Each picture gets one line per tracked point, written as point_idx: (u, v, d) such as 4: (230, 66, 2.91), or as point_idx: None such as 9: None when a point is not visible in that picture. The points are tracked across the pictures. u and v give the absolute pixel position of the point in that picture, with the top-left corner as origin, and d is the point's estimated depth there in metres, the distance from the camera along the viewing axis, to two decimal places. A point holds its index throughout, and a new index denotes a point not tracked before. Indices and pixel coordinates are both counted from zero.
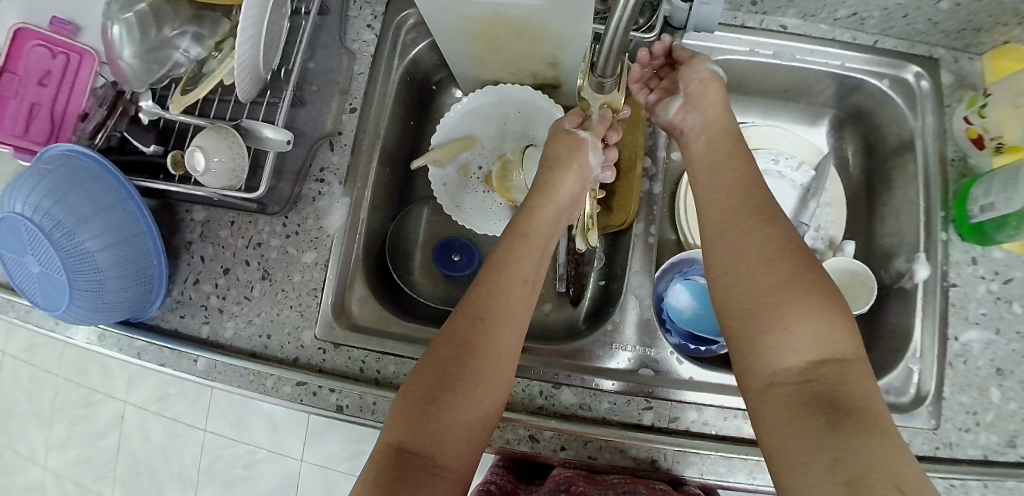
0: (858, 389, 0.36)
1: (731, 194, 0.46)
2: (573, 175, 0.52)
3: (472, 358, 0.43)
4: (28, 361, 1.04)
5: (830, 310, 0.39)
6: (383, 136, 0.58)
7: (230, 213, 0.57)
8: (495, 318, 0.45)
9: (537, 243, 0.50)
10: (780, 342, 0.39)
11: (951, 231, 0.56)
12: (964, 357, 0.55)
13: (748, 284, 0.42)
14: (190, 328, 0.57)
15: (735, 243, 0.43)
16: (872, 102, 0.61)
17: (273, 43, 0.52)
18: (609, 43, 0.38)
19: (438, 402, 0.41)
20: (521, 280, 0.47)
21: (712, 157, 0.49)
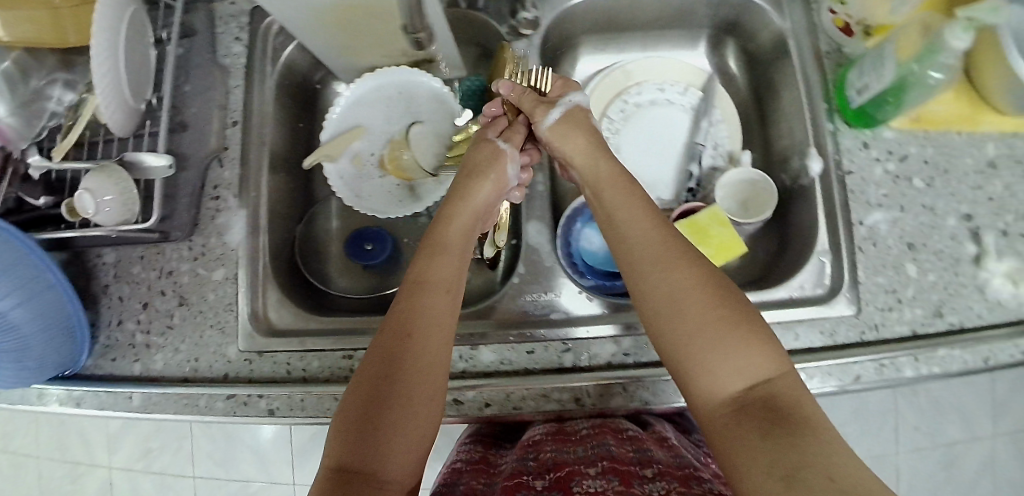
0: (794, 401, 0.36)
1: (647, 220, 0.45)
2: (491, 185, 0.52)
3: (404, 376, 0.40)
4: (4, 449, 1.05)
5: (748, 331, 0.39)
6: (270, 137, 0.59)
7: (138, 248, 0.58)
8: (422, 333, 0.42)
9: (454, 248, 0.48)
10: (716, 368, 0.38)
11: (838, 121, 0.56)
12: (874, 239, 0.55)
13: (673, 310, 0.40)
14: (122, 369, 0.57)
15: (647, 273, 0.42)
16: (737, 10, 0.61)
17: (138, 74, 0.53)
18: None
19: (376, 419, 0.39)
20: (445, 289, 0.45)
21: (616, 186, 0.48)
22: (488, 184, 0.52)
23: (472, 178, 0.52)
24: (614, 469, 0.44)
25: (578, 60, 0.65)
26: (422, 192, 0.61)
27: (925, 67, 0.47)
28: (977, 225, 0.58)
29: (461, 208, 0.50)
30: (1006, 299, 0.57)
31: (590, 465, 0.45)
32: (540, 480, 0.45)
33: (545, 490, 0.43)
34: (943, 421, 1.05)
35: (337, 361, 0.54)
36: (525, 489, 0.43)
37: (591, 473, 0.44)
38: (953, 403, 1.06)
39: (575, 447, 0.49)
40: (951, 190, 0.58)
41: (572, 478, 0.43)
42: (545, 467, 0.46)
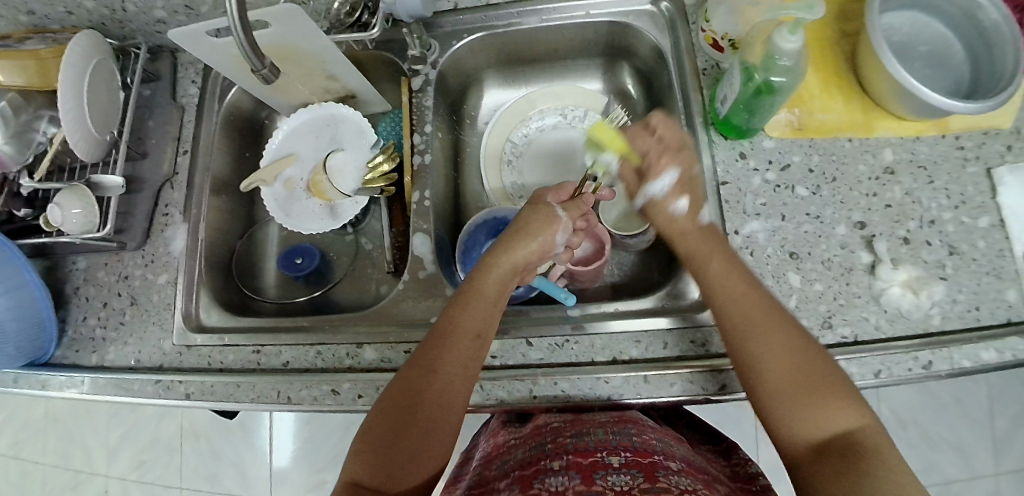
0: (879, 449, 0.39)
1: (739, 270, 0.49)
2: (537, 246, 0.52)
3: (424, 408, 0.44)
4: (17, 457, 1.18)
5: (828, 392, 0.41)
6: (213, 168, 0.68)
7: (104, 257, 0.68)
8: (448, 367, 0.46)
9: (488, 297, 0.50)
10: (804, 417, 0.41)
11: (714, 134, 0.58)
12: (750, 248, 0.56)
13: (768, 370, 0.43)
14: (82, 359, 0.66)
15: (738, 337, 0.46)
16: (626, 38, 0.64)
17: (105, 111, 0.64)
18: (239, 40, 0.44)
19: (387, 453, 0.43)
20: (473, 334, 0.48)
21: (707, 235, 0.52)
22: (532, 246, 0.52)
23: (521, 237, 0.52)
24: (637, 462, 0.44)
25: (483, 93, 0.71)
26: (342, 211, 0.67)
27: (765, 72, 0.49)
28: (871, 232, 0.57)
29: (504, 259, 0.51)
30: (905, 309, 0.56)
31: (613, 455, 0.45)
32: (557, 462, 0.45)
33: (562, 470, 0.44)
34: (937, 457, 1.06)
35: (248, 355, 0.60)
36: (544, 472, 0.44)
37: (614, 463, 0.44)
38: (948, 439, 1.06)
39: (594, 435, 0.49)
40: (841, 198, 0.58)
41: (592, 466, 0.43)
42: (564, 450, 0.46)
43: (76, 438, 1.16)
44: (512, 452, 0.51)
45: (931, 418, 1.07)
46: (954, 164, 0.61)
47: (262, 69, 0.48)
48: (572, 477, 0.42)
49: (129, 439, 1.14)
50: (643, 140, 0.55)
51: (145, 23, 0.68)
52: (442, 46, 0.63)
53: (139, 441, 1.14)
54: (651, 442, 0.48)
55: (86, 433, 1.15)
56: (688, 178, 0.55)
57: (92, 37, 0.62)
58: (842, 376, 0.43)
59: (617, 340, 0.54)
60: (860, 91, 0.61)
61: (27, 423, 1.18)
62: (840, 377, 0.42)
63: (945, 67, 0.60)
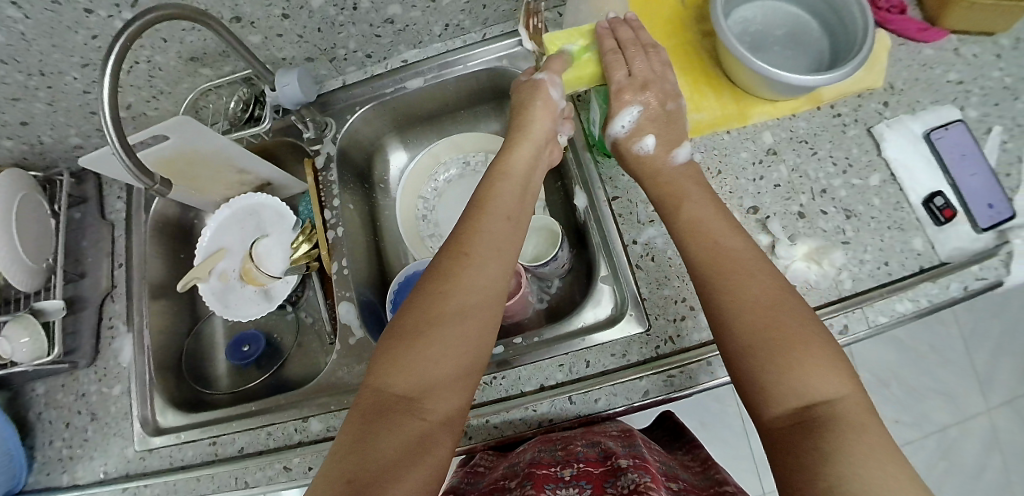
0: (855, 418, 0.36)
1: (712, 218, 0.49)
2: (543, 112, 0.56)
3: (456, 289, 0.44)
4: None
5: (814, 345, 0.39)
6: (149, 274, 0.71)
7: (60, 378, 0.71)
8: (478, 249, 0.47)
9: (515, 182, 0.53)
10: (787, 375, 0.38)
11: (597, 153, 0.62)
12: (651, 255, 0.58)
13: (747, 308, 0.42)
14: (54, 481, 0.68)
15: (726, 280, 0.44)
16: (508, 79, 0.68)
17: (38, 242, 0.68)
18: (130, 162, 0.48)
19: (414, 333, 0.42)
20: (505, 218, 0.50)
21: (675, 183, 0.52)
22: (540, 112, 0.56)
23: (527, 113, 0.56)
24: (644, 466, 0.44)
25: (389, 157, 0.74)
26: (274, 292, 0.70)
27: None
28: (764, 215, 0.60)
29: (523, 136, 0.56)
30: (813, 280, 0.58)
31: (622, 459, 0.45)
32: (568, 471, 0.46)
33: (573, 480, 0.45)
34: (929, 410, 0.99)
35: (205, 447, 0.62)
36: (554, 482, 0.44)
37: (622, 467, 0.44)
38: (933, 388, 1.00)
39: (605, 443, 0.49)
40: (730, 189, 0.61)
41: (603, 476, 0.44)
42: (574, 459, 0.47)
43: None
44: (520, 455, 0.52)
45: (912, 371, 1.00)
46: (833, 131, 0.64)
47: (154, 184, 0.52)
48: (582, 489, 0.44)
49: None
50: (618, 70, 0.54)
51: (64, 152, 0.73)
52: (338, 121, 0.68)
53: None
54: (657, 463, 0.49)
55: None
56: (656, 113, 0.55)
57: (12, 176, 0.65)
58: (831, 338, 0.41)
59: (541, 368, 0.56)
60: (732, 85, 0.64)
61: None
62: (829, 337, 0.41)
63: (801, 46, 0.64)
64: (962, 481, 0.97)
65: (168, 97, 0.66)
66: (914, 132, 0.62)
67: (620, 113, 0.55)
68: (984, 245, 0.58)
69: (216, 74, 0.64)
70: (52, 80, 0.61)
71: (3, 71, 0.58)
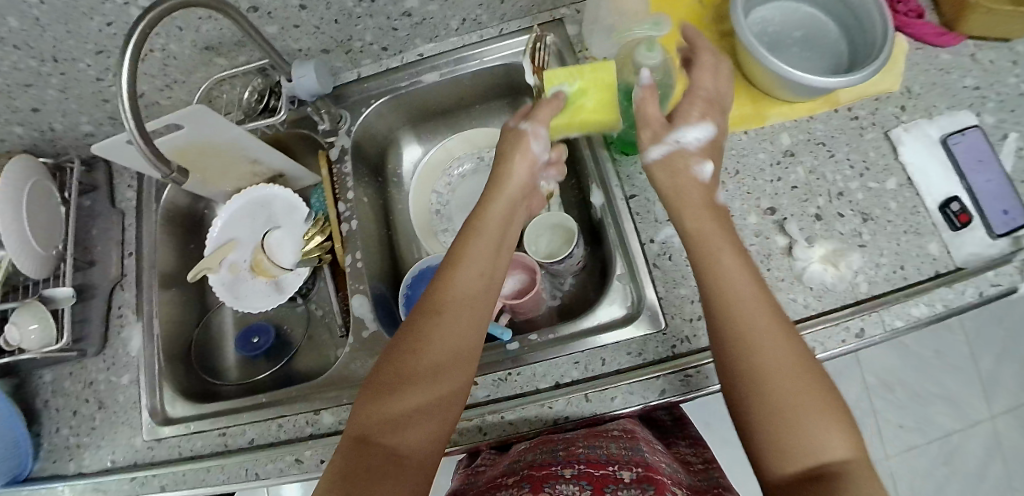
0: (863, 482, 0.36)
1: (736, 260, 0.45)
2: (522, 163, 0.55)
3: (430, 347, 0.45)
4: None
5: (828, 405, 0.39)
6: (159, 264, 0.71)
7: (68, 367, 0.70)
8: (450, 305, 0.47)
9: (490, 234, 0.52)
10: (797, 437, 0.38)
11: (614, 151, 0.61)
12: (668, 254, 0.57)
13: (772, 363, 0.40)
14: (60, 469, 0.68)
15: (748, 333, 0.42)
16: (524, 75, 0.68)
17: (48, 229, 0.67)
18: (147, 153, 0.48)
19: (393, 391, 0.43)
20: (477, 273, 0.50)
21: (698, 219, 0.49)
22: (520, 165, 0.55)
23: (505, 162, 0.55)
24: (647, 477, 0.42)
25: (403, 151, 0.74)
26: (285, 284, 0.69)
27: None
28: (781, 216, 0.59)
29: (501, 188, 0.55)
30: (829, 283, 0.58)
31: (624, 469, 0.44)
32: (568, 470, 0.46)
33: (573, 479, 0.45)
34: (934, 415, 0.99)
35: (215, 438, 0.62)
36: (553, 479, 0.44)
37: (624, 479, 0.43)
38: (938, 393, 1.00)
39: (606, 449, 0.48)
40: (747, 189, 0.60)
41: (604, 478, 0.44)
42: (576, 459, 0.47)
43: None
44: (521, 455, 0.51)
45: (917, 375, 1.01)
46: (850, 134, 0.63)
47: (170, 173, 0.51)
48: (582, 488, 0.43)
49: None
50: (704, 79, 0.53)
51: (75, 139, 0.72)
52: (353, 114, 0.67)
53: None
54: (661, 464, 0.48)
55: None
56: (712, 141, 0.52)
57: (22, 165, 0.65)
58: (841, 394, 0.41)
59: (557, 365, 0.56)
60: (749, 85, 0.64)
61: None
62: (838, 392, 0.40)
63: (821, 48, 0.63)
64: (964, 487, 0.97)
65: (183, 86, 0.66)
66: (931, 136, 0.62)
67: (692, 123, 0.51)
68: (999, 252, 0.58)
69: (230, 63, 0.64)
70: (66, 66, 0.60)
71: (16, 56, 0.58)
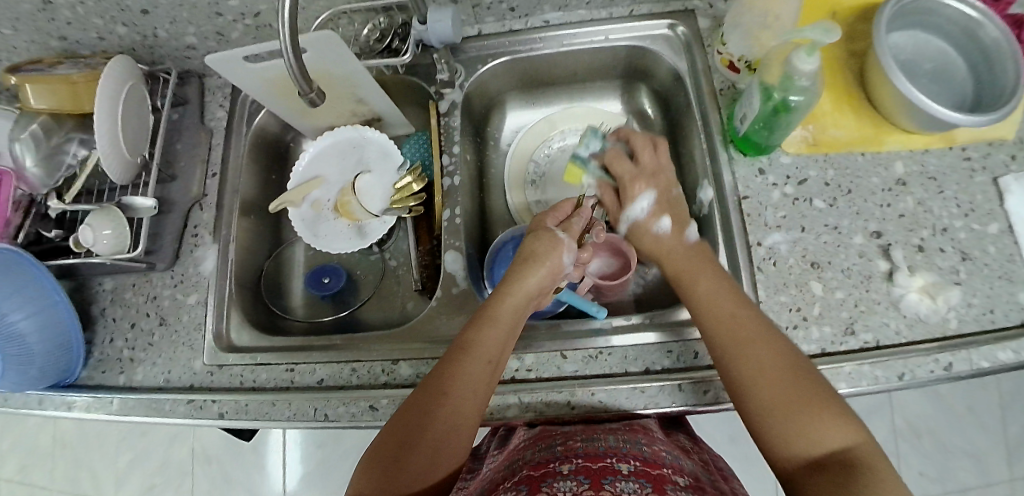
0: (875, 465, 0.39)
1: (722, 289, 0.50)
2: (546, 271, 0.54)
3: (434, 429, 0.45)
4: (23, 482, 1.18)
5: (825, 405, 0.42)
6: (242, 190, 0.69)
7: (131, 278, 0.68)
8: (456, 394, 0.46)
9: (503, 324, 0.50)
10: (802, 435, 0.41)
11: (732, 150, 0.61)
12: (773, 259, 0.58)
13: (760, 379, 0.44)
14: (109, 380, 0.66)
15: (734, 356, 0.46)
16: (646, 60, 0.67)
17: (137, 135, 0.65)
18: (294, 63, 0.44)
19: (394, 462, 0.44)
20: (484, 361, 0.48)
21: (687, 260, 0.54)
22: (543, 272, 0.53)
23: (529, 263, 0.54)
24: (645, 472, 0.43)
25: (506, 116, 0.74)
26: (368, 229, 0.68)
27: (784, 92, 0.52)
28: (886, 241, 0.59)
29: (517, 286, 0.52)
30: (923, 314, 0.57)
31: (623, 462, 0.44)
32: (567, 466, 0.44)
33: (571, 474, 0.42)
34: (955, 467, 1.01)
35: (281, 373, 0.60)
36: (552, 476, 0.42)
37: (622, 471, 0.42)
38: (962, 447, 1.01)
39: (605, 441, 0.48)
40: (857, 209, 0.60)
41: (602, 471, 0.42)
42: (574, 454, 0.45)
43: (85, 463, 1.15)
44: (520, 454, 0.50)
45: (944, 426, 1.02)
46: (961, 174, 0.63)
47: (309, 93, 0.47)
48: (580, 482, 0.41)
49: (140, 462, 1.13)
50: (624, 166, 0.60)
51: (175, 49, 0.69)
52: (467, 70, 0.66)
53: (151, 463, 1.13)
54: (661, 454, 0.48)
55: (94, 457, 1.15)
56: (666, 197, 0.58)
57: (123, 64, 0.63)
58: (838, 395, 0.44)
59: (649, 351, 0.55)
60: (870, 107, 0.63)
61: (35, 448, 1.18)
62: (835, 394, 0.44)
63: (949, 83, 0.63)
64: None
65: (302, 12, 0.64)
66: None
67: (636, 197, 0.59)
68: None
69: None
70: None
71: None
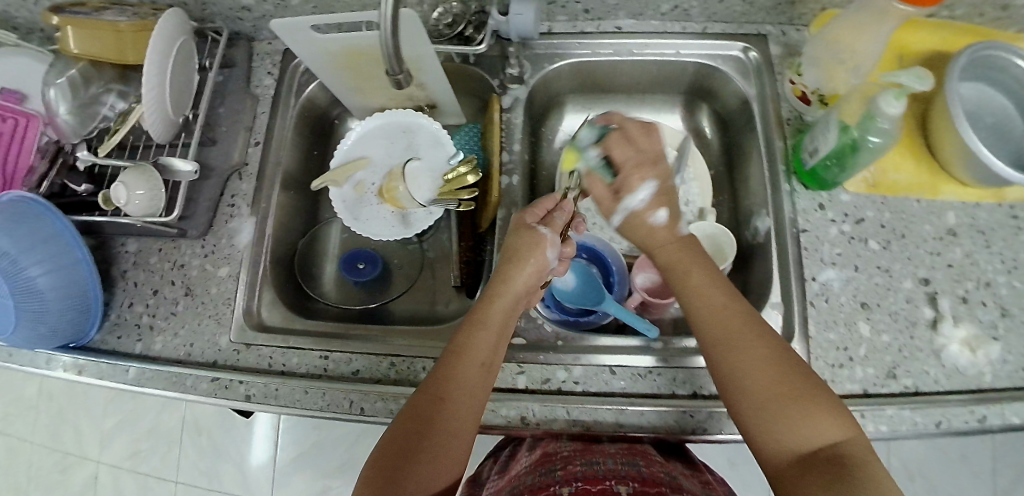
0: (862, 463, 0.38)
1: (712, 282, 0.50)
2: (532, 268, 0.51)
3: (434, 436, 0.43)
4: (4, 432, 1.14)
5: (812, 401, 0.41)
6: (285, 163, 0.67)
7: (157, 242, 0.65)
8: (454, 396, 0.44)
9: (493, 326, 0.49)
10: (783, 430, 0.41)
11: (795, 182, 0.61)
12: (826, 296, 0.58)
13: (745, 373, 0.44)
14: (126, 346, 0.63)
15: (720, 350, 0.46)
16: (713, 80, 0.67)
17: (180, 93, 0.62)
18: (384, 40, 0.42)
19: (394, 475, 0.41)
20: (479, 362, 0.46)
21: (677, 252, 0.52)
22: (529, 269, 0.51)
23: (513, 263, 0.51)
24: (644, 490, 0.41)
25: (562, 118, 0.73)
26: (413, 218, 0.67)
27: (863, 131, 0.52)
28: (933, 289, 0.60)
29: (505, 287, 0.51)
30: (963, 366, 0.57)
31: (622, 483, 0.41)
32: (566, 488, 0.42)
33: None
34: None
35: (314, 360, 0.58)
36: None
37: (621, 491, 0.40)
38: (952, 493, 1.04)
39: (604, 464, 0.46)
40: (908, 255, 0.60)
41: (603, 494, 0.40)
42: (574, 477, 0.43)
43: (71, 420, 1.12)
44: (521, 477, 0.47)
45: (937, 469, 1.04)
46: (1008, 231, 0.62)
47: (397, 74, 0.46)
48: None
49: (125, 427, 1.10)
50: (620, 149, 0.54)
51: (228, 9, 0.65)
52: (533, 67, 0.65)
53: (136, 429, 1.09)
54: (660, 475, 0.45)
55: (80, 416, 1.11)
56: (665, 189, 0.55)
57: (177, 18, 0.59)
58: (829, 392, 0.43)
59: (698, 376, 0.54)
60: (927, 154, 0.64)
61: (21, 399, 1.14)
62: (826, 390, 0.43)
63: (1009, 139, 0.63)
64: None
65: None
66: None
67: (636, 186, 0.54)
68: None
69: None
70: None
71: None
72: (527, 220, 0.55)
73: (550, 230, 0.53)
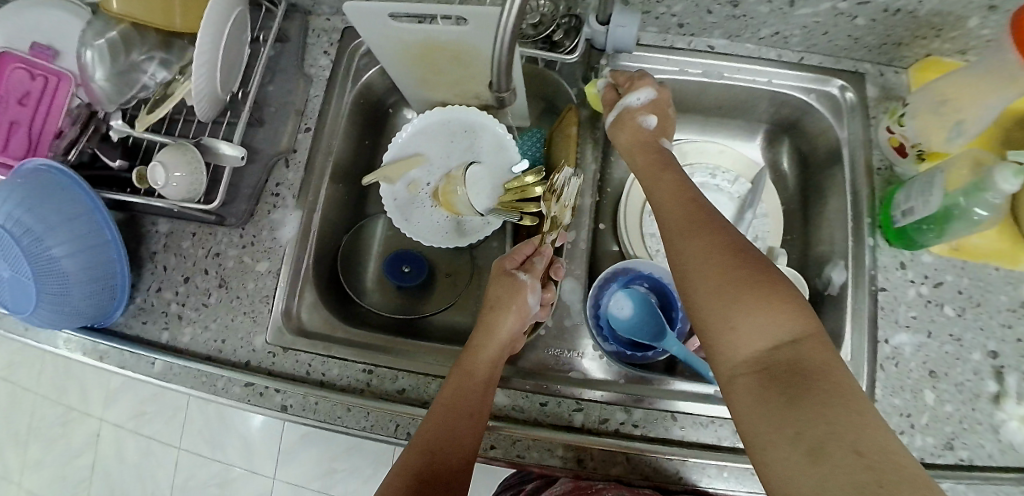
0: (816, 363, 0.35)
1: (672, 189, 0.47)
2: (512, 315, 0.51)
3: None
4: (7, 379, 1.11)
5: (765, 293, 0.37)
6: (336, 153, 0.62)
7: (191, 226, 0.61)
8: (443, 451, 0.44)
9: (479, 376, 0.48)
10: (730, 330, 0.38)
11: (879, 237, 0.58)
12: (896, 359, 0.56)
13: (696, 273, 0.40)
14: (151, 334, 0.59)
15: (674, 253, 0.43)
16: (799, 114, 0.64)
17: (230, 69, 0.56)
18: (494, 56, 0.37)
19: None
20: (467, 413, 0.45)
21: (650, 158, 0.52)
22: (511, 316, 0.51)
23: (494, 311, 0.51)
24: None
25: None
26: (469, 227, 0.63)
27: (969, 202, 0.48)
28: (1001, 363, 0.56)
29: (490, 335, 0.50)
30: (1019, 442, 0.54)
31: None
32: None
33: None
34: None
35: (357, 374, 0.55)
36: None
37: None
38: None
39: None
40: (982, 324, 0.57)
41: None
42: None
43: (76, 375, 1.09)
44: None
45: None
46: None
47: (502, 91, 0.43)
48: None
49: (130, 388, 1.07)
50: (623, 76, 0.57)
51: None
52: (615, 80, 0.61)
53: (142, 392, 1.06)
54: None
55: (85, 372, 1.08)
56: (660, 104, 0.55)
57: None
58: (786, 282, 0.39)
59: None
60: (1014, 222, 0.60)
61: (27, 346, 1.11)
62: (782, 281, 0.38)
63: None
64: None
65: None
66: None
67: (639, 87, 0.55)
68: None
69: None
70: None
71: None
72: (507, 266, 0.54)
73: (529, 274, 0.53)
